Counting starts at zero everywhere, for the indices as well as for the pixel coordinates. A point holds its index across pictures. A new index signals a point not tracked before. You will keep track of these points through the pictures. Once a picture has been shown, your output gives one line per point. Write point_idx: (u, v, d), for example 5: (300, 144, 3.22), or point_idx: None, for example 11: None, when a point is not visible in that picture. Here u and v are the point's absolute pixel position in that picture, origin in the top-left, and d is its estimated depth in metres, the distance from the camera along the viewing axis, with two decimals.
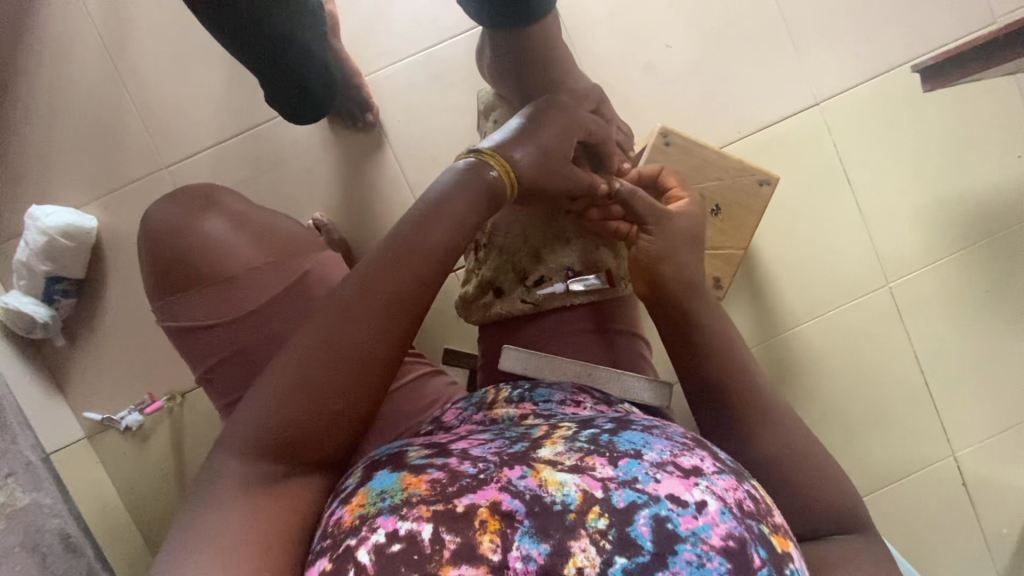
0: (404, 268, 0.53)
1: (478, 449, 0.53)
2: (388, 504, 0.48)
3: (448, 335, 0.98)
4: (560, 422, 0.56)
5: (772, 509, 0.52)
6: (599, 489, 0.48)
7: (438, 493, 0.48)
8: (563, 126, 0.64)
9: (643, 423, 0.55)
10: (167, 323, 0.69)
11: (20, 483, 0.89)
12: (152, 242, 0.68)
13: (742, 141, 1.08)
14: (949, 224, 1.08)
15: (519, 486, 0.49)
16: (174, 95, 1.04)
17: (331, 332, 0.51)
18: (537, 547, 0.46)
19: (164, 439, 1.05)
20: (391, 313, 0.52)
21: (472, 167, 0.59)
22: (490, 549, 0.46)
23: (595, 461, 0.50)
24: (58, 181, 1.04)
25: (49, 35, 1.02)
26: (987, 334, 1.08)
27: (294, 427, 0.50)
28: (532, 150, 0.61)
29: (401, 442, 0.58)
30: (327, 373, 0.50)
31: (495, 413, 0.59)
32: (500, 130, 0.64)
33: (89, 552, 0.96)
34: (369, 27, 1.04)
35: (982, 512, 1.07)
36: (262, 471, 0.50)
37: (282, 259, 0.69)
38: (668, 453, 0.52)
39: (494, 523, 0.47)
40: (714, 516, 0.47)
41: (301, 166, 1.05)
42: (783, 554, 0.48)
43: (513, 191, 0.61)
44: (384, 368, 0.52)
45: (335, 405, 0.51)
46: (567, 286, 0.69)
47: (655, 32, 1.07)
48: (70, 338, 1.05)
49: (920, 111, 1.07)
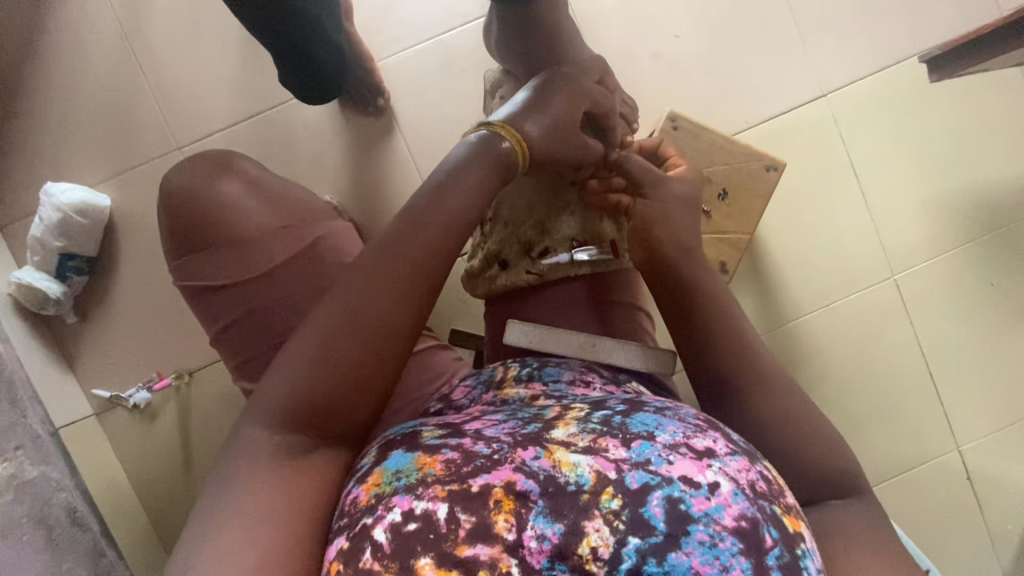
0: (419, 246, 0.53)
1: (492, 430, 0.53)
2: (404, 483, 0.49)
3: (455, 317, 0.99)
4: (571, 403, 0.56)
5: (785, 490, 0.52)
6: (612, 470, 0.49)
7: (452, 474, 0.49)
8: (569, 98, 0.65)
9: (656, 405, 0.56)
10: (183, 283, 0.70)
11: (28, 456, 0.90)
12: (169, 204, 0.68)
13: (749, 131, 1.08)
14: (955, 217, 1.08)
15: (532, 467, 0.49)
16: (189, 77, 1.05)
17: (347, 303, 0.51)
18: (551, 527, 0.46)
19: (171, 417, 1.06)
20: (409, 288, 0.52)
21: (484, 140, 0.59)
22: (504, 528, 0.46)
23: (608, 443, 0.51)
24: (73, 160, 1.05)
25: (67, 16, 1.04)
26: (992, 327, 1.08)
27: (313, 400, 0.50)
28: (542, 126, 0.62)
29: (415, 422, 0.58)
30: (346, 346, 0.50)
31: (505, 394, 0.59)
32: (510, 104, 0.64)
33: (96, 528, 0.96)
34: (382, 13, 1.05)
35: (987, 506, 1.07)
36: (285, 444, 0.50)
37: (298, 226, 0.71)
38: (681, 434, 0.52)
39: (508, 503, 0.47)
40: (726, 497, 0.48)
41: (312, 149, 1.06)
42: (795, 534, 0.48)
43: (523, 159, 0.61)
44: (403, 342, 0.53)
45: (354, 378, 0.51)
46: (571, 256, 0.69)
47: (664, 21, 1.08)
48: (81, 315, 1.06)
49: (927, 103, 1.08)
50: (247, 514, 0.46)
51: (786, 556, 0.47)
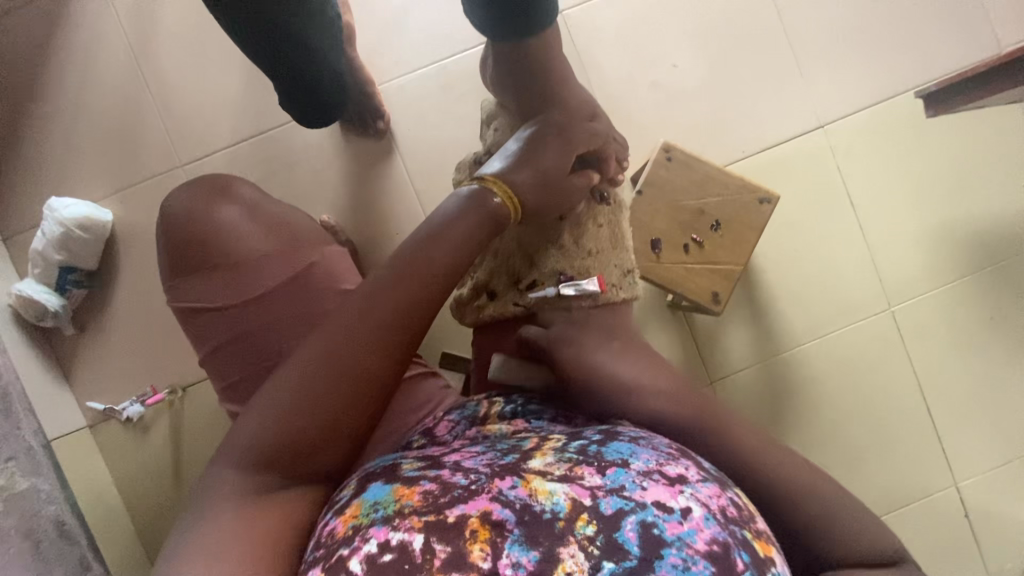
0: (403, 284, 0.53)
1: (470, 462, 0.54)
2: (381, 514, 0.48)
3: (447, 340, 0.99)
4: (548, 435, 0.57)
5: (755, 516, 0.52)
6: (588, 497, 0.48)
7: (430, 504, 0.49)
8: (561, 149, 0.65)
9: (630, 434, 0.55)
10: (177, 305, 0.70)
11: (20, 467, 0.91)
12: (168, 224, 0.69)
13: (745, 160, 1.09)
14: (952, 251, 1.08)
15: (509, 496, 0.49)
16: (194, 97, 1.07)
17: (327, 347, 0.51)
18: (526, 554, 0.46)
19: (163, 431, 1.07)
20: (392, 328, 0.52)
21: (475, 194, 0.59)
22: (479, 557, 0.45)
23: (584, 470, 0.51)
24: (78, 175, 1.07)
25: (79, 35, 1.07)
26: (989, 362, 1.07)
27: (290, 438, 0.50)
28: (530, 177, 0.62)
29: (396, 455, 0.58)
30: (325, 385, 0.50)
31: (488, 429, 0.60)
32: (503, 153, 0.65)
33: (83, 541, 0.97)
34: (385, 38, 1.07)
35: (984, 545, 1.05)
36: (257, 482, 0.50)
37: (293, 249, 0.70)
38: (654, 461, 0.52)
39: (484, 532, 0.47)
40: (698, 521, 0.47)
41: (311, 169, 1.07)
42: (766, 558, 0.48)
43: (516, 213, 0.61)
44: (383, 381, 0.52)
45: (332, 415, 0.51)
46: (558, 291, 0.68)
47: (662, 51, 1.09)
48: (79, 327, 1.08)
49: (924, 136, 1.08)
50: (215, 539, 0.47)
51: None
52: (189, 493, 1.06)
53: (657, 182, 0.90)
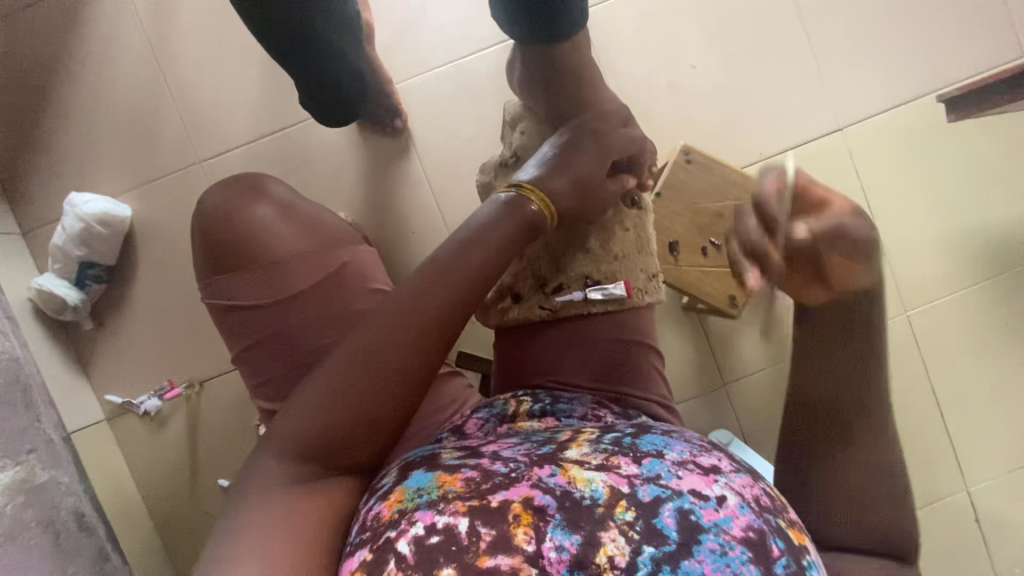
0: (448, 281, 0.54)
1: (508, 451, 0.54)
2: (426, 499, 0.49)
3: (463, 339, 0.99)
4: (581, 427, 0.58)
5: (786, 506, 0.54)
6: (625, 484, 0.50)
7: (472, 490, 0.50)
8: (598, 154, 0.65)
9: (663, 427, 0.57)
10: (210, 301, 0.70)
11: (41, 460, 0.91)
12: (204, 224, 0.69)
13: (763, 162, 1.08)
14: (970, 256, 1.07)
15: (549, 483, 0.50)
16: (212, 93, 1.08)
17: (364, 348, 0.52)
18: (569, 538, 0.47)
19: (180, 425, 1.08)
20: (437, 324, 0.53)
21: (512, 200, 0.60)
22: (524, 540, 0.47)
23: (620, 460, 0.52)
24: (97, 170, 1.08)
25: (99, 31, 1.07)
26: (1005, 367, 1.07)
27: (335, 429, 0.51)
28: (568, 182, 0.63)
29: (434, 445, 0.59)
30: (371, 379, 0.51)
31: (519, 427, 0.59)
32: (537, 158, 0.65)
33: (101, 532, 0.97)
34: (403, 37, 1.07)
35: (995, 549, 1.05)
36: (302, 472, 0.51)
37: (327, 248, 0.71)
38: (688, 453, 0.54)
39: (527, 517, 0.48)
40: (734, 509, 0.49)
41: (329, 166, 1.08)
42: (800, 546, 0.50)
43: (552, 220, 0.62)
44: (425, 376, 0.53)
45: (376, 408, 0.52)
46: (586, 295, 0.68)
47: (681, 52, 1.09)
48: (98, 321, 1.09)
49: (944, 141, 1.07)
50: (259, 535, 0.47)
51: (793, 566, 0.48)
52: (206, 486, 1.07)
53: (676, 184, 0.91)
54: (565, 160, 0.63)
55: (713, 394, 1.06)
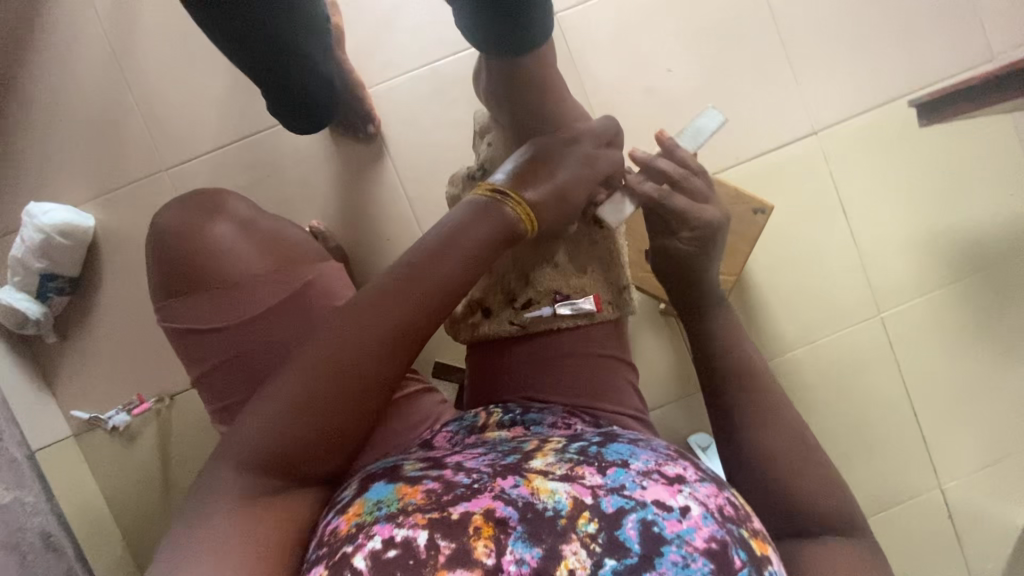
0: (411, 288, 0.51)
1: (472, 462, 0.54)
2: (385, 512, 0.48)
3: (439, 349, 0.98)
4: (548, 437, 0.57)
5: (752, 516, 0.54)
6: (588, 495, 0.49)
7: (433, 502, 0.49)
8: (584, 158, 0.63)
9: (629, 436, 0.57)
10: (167, 324, 0.68)
11: (3, 481, 0.90)
12: (162, 244, 0.67)
13: (739, 167, 1.09)
14: (942, 258, 1.09)
15: (512, 494, 0.49)
16: (178, 98, 1.04)
17: (327, 351, 0.49)
18: (530, 551, 0.46)
19: (150, 440, 1.05)
20: (399, 331, 0.50)
21: (487, 207, 0.55)
22: (484, 553, 0.46)
23: (585, 470, 0.51)
24: (57, 178, 1.04)
25: (56, 32, 1.03)
26: (976, 367, 1.08)
27: (294, 440, 0.49)
28: (550, 193, 0.59)
29: (397, 456, 0.58)
30: (331, 390, 0.49)
31: (487, 436, 0.59)
32: (509, 164, 0.61)
33: (70, 552, 0.96)
34: (375, 39, 1.05)
35: (967, 545, 1.07)
36: (262, 484, 0.49)
37: (289, 266, 0.68)
38: (653, 462, 0.53)
39: (487, 529, 0.47)
40: (697, 519, 0.49)
41: (300, 173, 1.05)
42: (762, 557, 0.49)
43: (532, 230, 0.58)
44: (388, 385, 0.51)
45: (336, 420, 0.49)
46: (555, 310, 0.67)
47: (657, 55, 1.08)
48: (61, 335, 1.05)
49: (916, 143, 1.08)
50: (219, 535, 0.46)
51: None
52: (179, 502, 1.05)
53: None
54: (535, 167, 0.60)
55: (691, 398, 1.06)
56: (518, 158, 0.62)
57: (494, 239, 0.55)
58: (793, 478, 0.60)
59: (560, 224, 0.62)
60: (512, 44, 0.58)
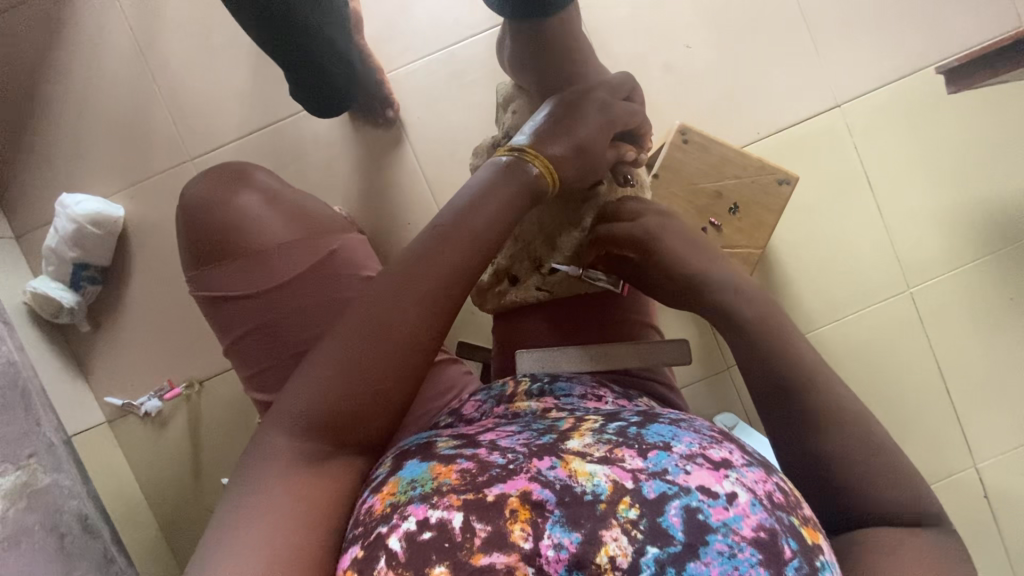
0: (446, 254, 0.51)
1: (506, 440, 0.51)
2: (419, 492, 0.47)
3: (464, 330, 0.98)
4: (585, 415, 0.55)
5: (801, 501, 0.50)
6: (629, 479, 0.47)
7: (468, 483, 0.47)
8: (602, 119, 0.61)
9: (671, 416, 0.54)
10: (199, 294, 0.69)
11: (42, 464, 0.89)
12: (190, 214, 0.68)
13: (761, 141, 1.07)
14: (973, 231, 1.06)
15: (548, 476, 0.48)
16: (202, 89, 1.06)
17: (374, 316, 0.49)
18: (568, 536, 0.45)
19: (182, 425, 1.07)
20: (438, 297, 0.50)
21: (510, 165, 0.56)
22: (521, 537, 0.45)
23: (625, 453, 0.49)
24: (88, 171, 1.07)
25: (83, 28, 1.06)
26: (1010, 342, 1.06)
27: (338, 407, 0.49)
28: (569, 149, 0.58)
29: (430, 432, 0.56)
30: (372, 355, 0.49)
31: (517, 407, 0.57)
32: (532, 123, 0.60)
33: (107, 535, 0.96)
34: (394, 25, 1.05)
35: (1005, 525, 1.04)
36: (308, 452, 0.49)
37: (314, 236, 0.69)
38: (697, 445, 0.50)
39: (524, 512, 0.46)
40: (744, 507, 0.46)
41: (323, 159, 1.06)
42: (814, 546, 0.46)
43: (554, 186, 0.58)
44: (427, 351, 0.51)
45: (377, 387, 0.49)
46: (584, 274, 0.65)
47: (675, 32, 1.07)
48: (94, 324, 1.08)
49: (945, 112, 1.06)
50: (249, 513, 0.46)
51: (806, 567, 0.45)
52: (211, 486, 1.07)
53: (676, 166, 0.90)
54: (556, 127, 0.59)
55: (717, 376, 1.05)
56: (543, 115, 0.61)
57: (515, 203, 0.54)
58: None
59: (581, 182, 0.61)
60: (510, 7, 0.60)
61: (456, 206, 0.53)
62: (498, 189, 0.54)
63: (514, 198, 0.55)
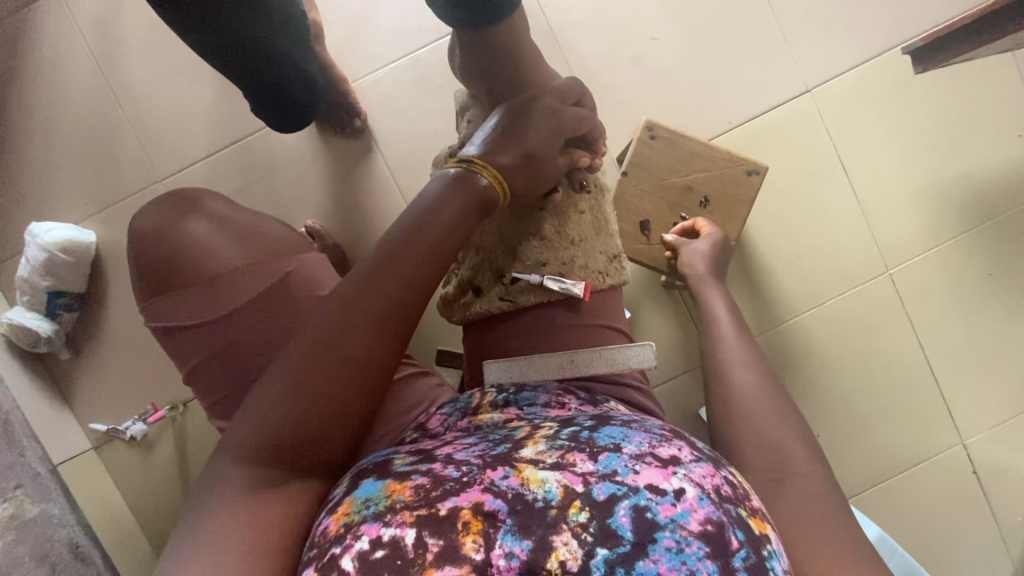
0: (393, 271, 0.50)
1: (462, 453, 0.52)
2: (373, 511, 0.47)
3: (443, 337, 0.98)
4: (541, 423, 0.55)
5: (749, 492, 0.51)
6: (580, 483, 0.47)
7: (421, 498, 0.47)
8: (552, 126, 0.60)
9: (622, 418, 0.54)
10: (153, 325, 0.69)
11: (28, 495, 0.93)
12: (140, 245, 0.68)
13: (732, 131, 1.07)
14: (948, 209, 1.06)
15: (501, 486, 0.47)
16: (167, 109, 1.05)
17: (319, 338, 0.49)
18: (519, 544, 0.44)
19: (167, 448, 1.06)
20: (385, 315, 0.50)
21: (459, 176, 0.55)
22: (473, 549, 0.44)
23: (576, 458, 0.49)
24: (57, 198, 1.06)
25: (42, 53, 1.05)
26: (990, 317, 1.06)
27: (290, 431, 0.49)
28: (519, 157, 0.58)
29: (388, 450, 0.56)
30: (321, 378, 0.48)
31: (479, 419, 0.57)
32: (481, 133, 0.60)
33: (98, 560, 1.00)
34: (356, 33, 1.04)
35: (994, 499, 1.05)
36: (263, 478, 0.49)
37: (268, 258, 0.69)
38: (646, 444, 0.51)
39: (476, 523, 0.45)
40: (692, 502, 0.46)
41: (293, 172, 1.06)
42: (761, 535, 0.47)
43: (505, 198, 0.58)
44: (379, 369, 0.50)
45: (328, 408, 0.49)
46: (543, 280, 0.66)
47: (641, 25, 1.06)
48: (73, 351, 1.07)
49: (914, 92, 1.05)
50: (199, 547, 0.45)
51: (752, 557, 0.45)
52: None
53: (644, 162, 0.90)
54: (506, 137, 0.58)
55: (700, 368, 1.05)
56: (492, 124, 0.61)
57: (466, 216, 0.54)
58: (801, 439, 0.59)
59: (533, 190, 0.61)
60: (459, 14, 0.58)
61: (403, 223, 0.53)
62: (446, 204, 0.54)
63: (464, 212, 0.54)
